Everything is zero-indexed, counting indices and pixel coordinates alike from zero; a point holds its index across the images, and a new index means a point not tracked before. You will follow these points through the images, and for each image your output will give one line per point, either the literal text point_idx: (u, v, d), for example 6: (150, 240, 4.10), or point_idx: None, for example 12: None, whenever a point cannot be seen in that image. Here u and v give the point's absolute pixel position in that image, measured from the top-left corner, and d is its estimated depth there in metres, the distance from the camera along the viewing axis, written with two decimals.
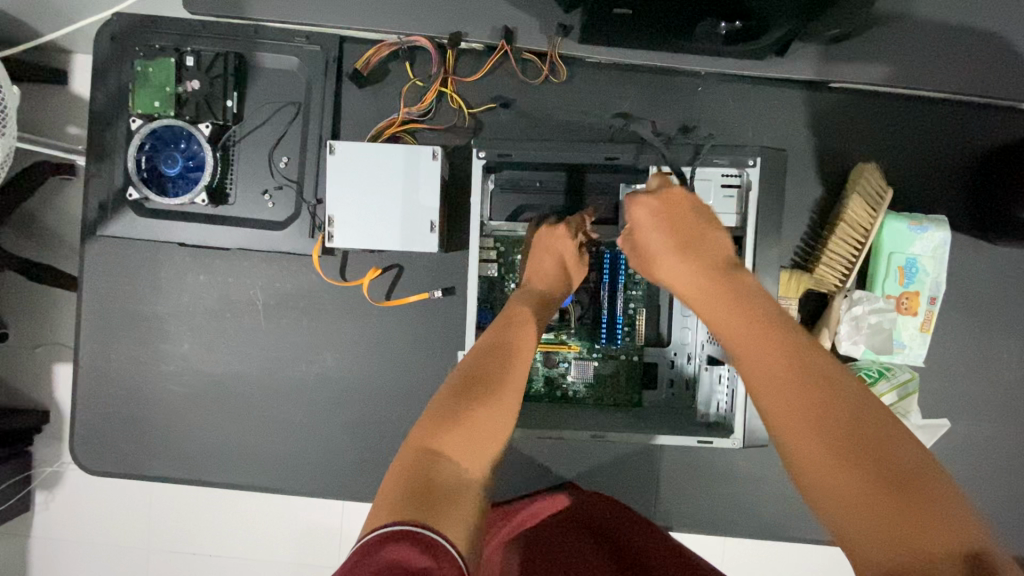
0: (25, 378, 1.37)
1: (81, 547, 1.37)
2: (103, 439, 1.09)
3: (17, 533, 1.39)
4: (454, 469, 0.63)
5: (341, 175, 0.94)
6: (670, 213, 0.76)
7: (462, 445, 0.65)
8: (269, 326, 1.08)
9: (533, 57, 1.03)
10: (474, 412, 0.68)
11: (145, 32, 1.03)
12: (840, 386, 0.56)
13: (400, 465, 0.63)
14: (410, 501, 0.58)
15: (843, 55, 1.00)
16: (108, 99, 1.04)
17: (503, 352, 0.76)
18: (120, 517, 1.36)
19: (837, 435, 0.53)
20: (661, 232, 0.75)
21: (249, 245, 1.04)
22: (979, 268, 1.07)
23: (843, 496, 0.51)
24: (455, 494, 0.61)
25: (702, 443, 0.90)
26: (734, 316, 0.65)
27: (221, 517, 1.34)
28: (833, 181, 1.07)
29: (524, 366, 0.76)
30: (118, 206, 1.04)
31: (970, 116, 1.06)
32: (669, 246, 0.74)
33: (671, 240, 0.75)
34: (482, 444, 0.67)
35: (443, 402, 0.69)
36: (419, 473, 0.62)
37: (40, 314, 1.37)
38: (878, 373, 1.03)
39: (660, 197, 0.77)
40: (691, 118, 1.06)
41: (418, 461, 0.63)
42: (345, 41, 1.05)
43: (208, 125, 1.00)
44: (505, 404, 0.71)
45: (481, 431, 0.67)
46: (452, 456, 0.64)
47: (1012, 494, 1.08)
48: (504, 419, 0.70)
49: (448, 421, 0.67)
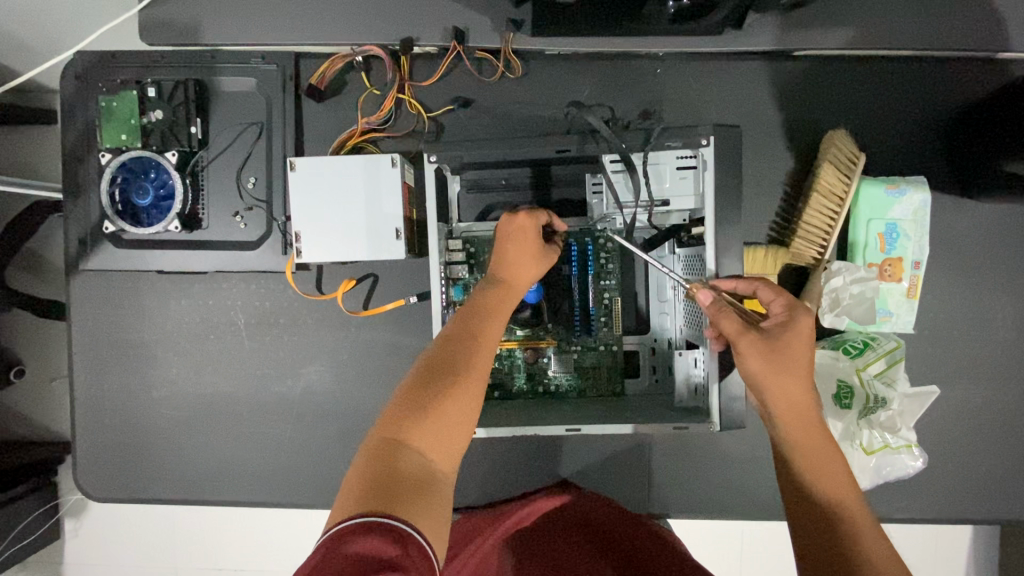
0: (45, 412, 1.43)
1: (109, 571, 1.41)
2: (107, 466, 1.12)
3: (47, 562, 1.43)
4: (419, 460, 0.65)
5: (305, 191, 0.95)
6: (800, 330, 0.71)
7: (429, 436, 0.66)
8: (252, 345, 1.10)
9: (486, 55, 1.03)
10: (439, 406, 0.68)
11: (107, 67, 1.04)
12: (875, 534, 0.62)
13: (365, 457, 0.64)
14: (377, 494, 0.59)
15: (802, 22, 0.98)
16: (78, 137, 1.06)
17: (473, 345, 0.75)
18: (142, 539, 1.39)
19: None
20: (789, 338, 0.70)
21: (225, 267, 1.06)
22: (962, 227, 1.04)
23: None
24: (421, 485, 0.62)
25: (678, 429, 0.89)
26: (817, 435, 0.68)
27: (236, 532, 1.37)
28: (804, 152, 1.04)
29: (489, 354, 0.76)
30: (96, 240, 1.06)
31: (943, 72, 1.03)
32: (799, 354, 0.70)
33: (797, 350, 0.70)
34: (448, 436, 0.68)
35: (409, 395, 0.69)
36: (385, 464, 0.63)
37: (52, 349, 1.42)
38: (864, 344, 0.99)
39: (800, 315, 0.73)
40: (653, 102, 1.04)
41: (384, 451, 0.64)
42: (300, 57, 1.05)
43: (174, 153, 1.02)
44: (470, 394, 0.71)
45: (447, 423, 0.68)
46: (418, 449, 0.65)
47: (1016, 456, 1.05)
48: (469, 408, 0.70)
49: (417, 414, 0.67)
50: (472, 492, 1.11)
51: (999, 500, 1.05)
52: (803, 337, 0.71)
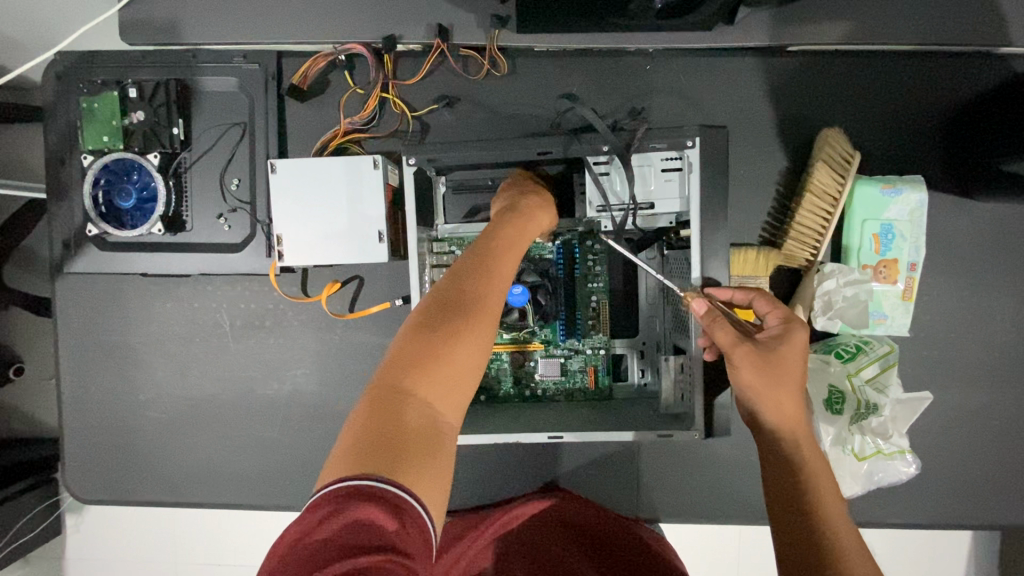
0: (46, 408, 1.43)
1: (110, 565, 1.41)
2: (97, 468, 1.12)
3: (48, 558, 1.43)
4: (423, 411, 0.59)
5: (286, 194, 0.93)
6: (796, 342, 0.70)
7: (435, 385, 0.61)
8: (238, 348, 1.09)
9: (471, 53, 1.01)
10: (447, 352, 0.62)
11: (88, 68, 1.03)
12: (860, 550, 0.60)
13: (366, 410, 0.58)
14: (381, 452, 0.54)
15: (795, 16, 0.95)
16: (61, 138, 1.05)
17: (480, 291, 0.69)
18: (141, 535, 1.40)
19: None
20: (785, 349, 0.69)
21: (208, 269, 1.05)
22: (961, 227, 1.01)
23: None
24: (426, 440, 0.57)
25: (663, 437, 0.87)
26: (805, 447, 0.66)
27: (231, 530, 1.37)
28: (797, 151, 1.02)
29: (498, 299, 0.70)
30: (81, 243, 1.06)
31: (941, 68, 1.00)
32: (797, 363, 0.68)
33: (791, 362, 0.68)
34: (455, 383, 0.62)
35: (413, 344, 0.62)
36: (387, 416, 0.57)
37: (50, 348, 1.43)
38: (856, 348, 0.98)
39: (796, 327, 0.71)
40: (642, 100, 1.02)
41: (386, 401, 0.59)
42: (283, 56, 1.03)
43: (157, 154, 1.01)
44: (480, 337, 0.65)
45: (455, 370, 0.62)
46: (422, 398, 0.60)
47: (1015, 461, 1.03)
48: (477, 353, 0.65)
49: (421, 364, 0.61)
50: (461, 495, 1.10)
51: (995, 505, 1.03)
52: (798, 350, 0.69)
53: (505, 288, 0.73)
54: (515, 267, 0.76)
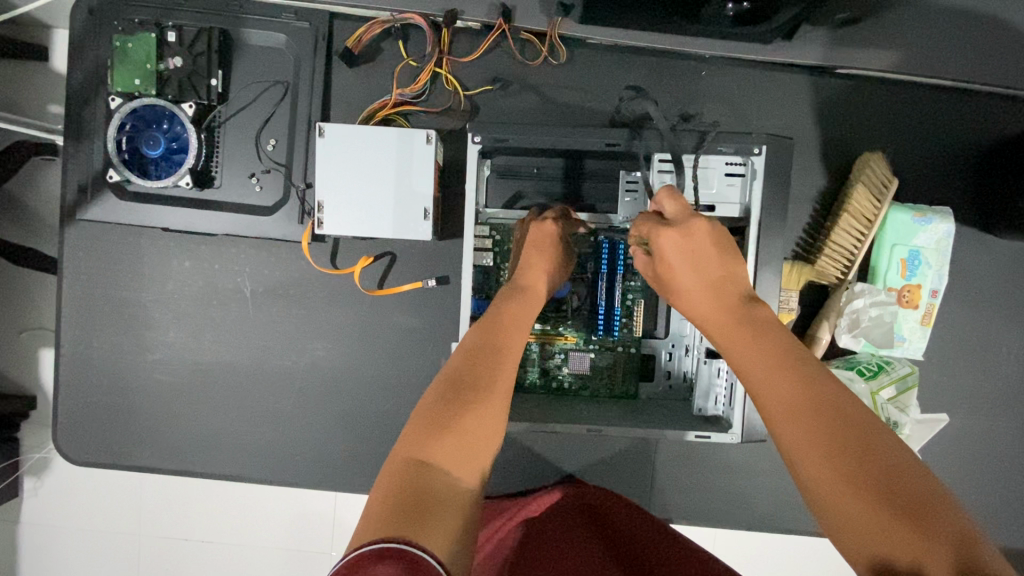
0: (2, 362, 1.25)
1: (69, 536, 1.28)
2: (93, 426, 1.07)
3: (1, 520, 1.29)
4: (446, 480, 0.60)
5: (332, 160, 0.90)
6: (698, 244, 0.74)
7: (453, 454, 0.62)
8: (257, 314, 1.05)
9: (532, 37, 0.99)
10: (462, 420, 0.65)
11: (124, 6, 0.97)
12: (826, 398, 0.59)
13: (387, 480, 0.59)
14: (406, 516, 0.54)
15: (852, 40, 0.97)
16: (87, 77, 0.99)
17: (487, 361, 0.73)
18: (105, 506, 1.26)
19: (894, 494, 0.51)
20: (694, 245, 0.73)
21: (235, 231, 1.00)
22: (981, 261, 1.06)
23: (829, 495, 0.54)
24: (447, 506, 0.58)
25: (700, 437, 0.89)
26: (743, 333, 0.68)
27: (208, 508, 1.25)
28: (837, 171, 1.04)
29: (512, 366, 0.74)
30: (98, 189, 1.00)
31: (974, 106, 1.04)
32: (707, 255, 0.74)
33: (704, 266, 0.73)
34: (475, 451, 0.64)
35: (429, 412, 0.66)
36: (408, 486, 0.58)
37: (20, 300, 1.24)
38: (878, 367, 1.01)
39: (692, 222, 0.74)
40: (693, 104, 1.02)
41: (405, 472, 0.60)
42: (334, 18, 1.00)
43: (192, 105, 0.95)
44: (492, 409, 0.68)
45: (471, 438, 0.65)
46: (441, 466, 0.61)
47: (1008, 488, 1.08)
48: (492, 426, 0.67)
49: (434, 430, 0.64)
50: None
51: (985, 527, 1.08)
52: (706, 256, 0.73)
53: (519, 354, 0.76)
54: (529, 331, 0.80)
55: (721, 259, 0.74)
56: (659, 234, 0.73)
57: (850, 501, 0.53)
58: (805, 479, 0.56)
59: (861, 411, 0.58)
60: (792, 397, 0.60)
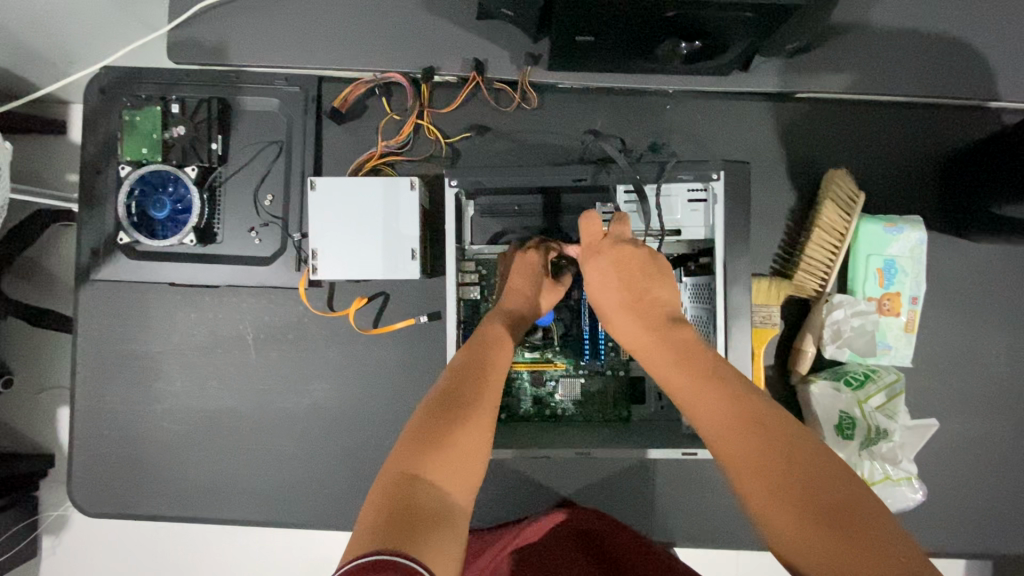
0: (24, 422, 1.30)
1: None
2: (107, 479, 1.11)
3: None
4: (435, 493, 0.63)
5: (324, 211, 0.96)
6: (629, 265, 0.80)
7: (443, 470, 0.65)
8: (259, 359, 1.10)
9: (504, 86, 1.06)
10: (451, 435, 0.67)
11: (132, 83, 1.07)
12: (774, 425, 0.60)
13: (382, 494, 0.62)
14: (397, 528, 0.57)
15: (807, 66, 1.02)
16: (99, 148, 1.08)
17: (470, 385, 0.75)
18: (121, 562, 1.28)
19: (823, 504, 0.54)
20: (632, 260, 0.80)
21: (236, 281, 1.06)
22: (957, 265, 1.08)
23: (788, 525, 0.55)
24: (436, 517, 0.60)
25: (687, 455, 0.91)
26: (686, 361, 0.70)
27: (221, 557, 1.26)
28: (806, 189, 1.08)
29: (498, 385, 0.77)
30: (110, 250, 1.07)
31: (931, 119, 1.09)
32: (644, 274, 0.80)
33: (643, 285, 0.79)
34: (463, 463, 0.67)
35: (420, 426, 0.68)
36: (399, 500, 0.61)
37: (41, 360, 1.31)
38: (864, 376, 1.02)
39: (618, 245, 0.81)
40: (661, 135, 1.08)
41: (398, 486, 0.62)
42: (323, 81, 1.08)
43: (194, 167, 1.04)
44: (480, 423, 0.71)
45: (461, 453, 0.67)
46: (433, 480, 0.64)
47: (1016, 493, 1.06)
48: (481, 440, 0.70)
49: (428, 446, 0.66)
50: (475, 515, 1.10)
51: (997, 536, 1.06)
52: (636, 278, 0.79)
53: (506, 372, 0.80)
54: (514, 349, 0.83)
55: (652, 280, 0.80)
56: (597, 260, 0.81)
57: (784, 510, 0.55)
58: (748, 495, 0.58)
59: (794, 424, 0.61)
60: (742, 423, 0.61)
